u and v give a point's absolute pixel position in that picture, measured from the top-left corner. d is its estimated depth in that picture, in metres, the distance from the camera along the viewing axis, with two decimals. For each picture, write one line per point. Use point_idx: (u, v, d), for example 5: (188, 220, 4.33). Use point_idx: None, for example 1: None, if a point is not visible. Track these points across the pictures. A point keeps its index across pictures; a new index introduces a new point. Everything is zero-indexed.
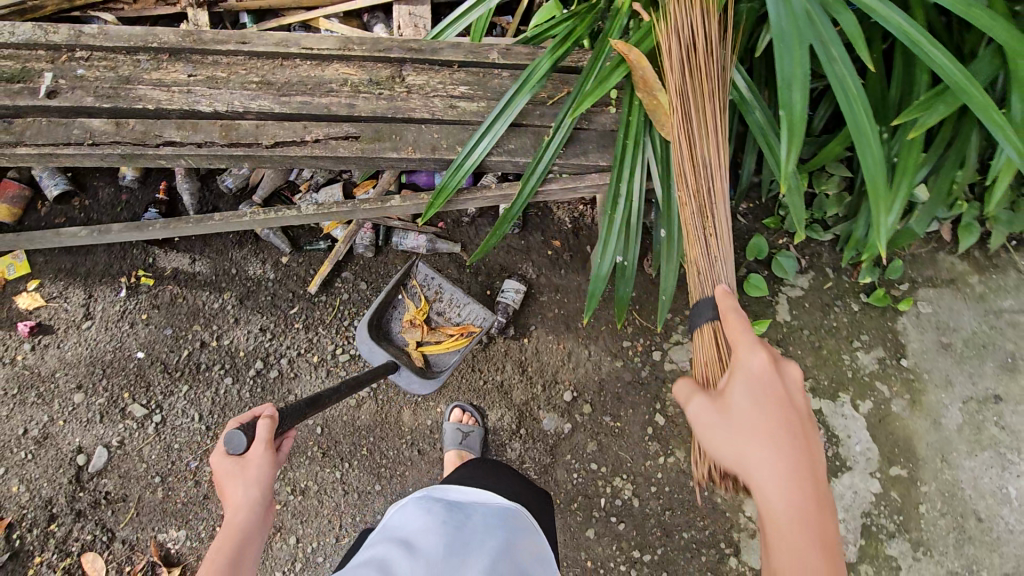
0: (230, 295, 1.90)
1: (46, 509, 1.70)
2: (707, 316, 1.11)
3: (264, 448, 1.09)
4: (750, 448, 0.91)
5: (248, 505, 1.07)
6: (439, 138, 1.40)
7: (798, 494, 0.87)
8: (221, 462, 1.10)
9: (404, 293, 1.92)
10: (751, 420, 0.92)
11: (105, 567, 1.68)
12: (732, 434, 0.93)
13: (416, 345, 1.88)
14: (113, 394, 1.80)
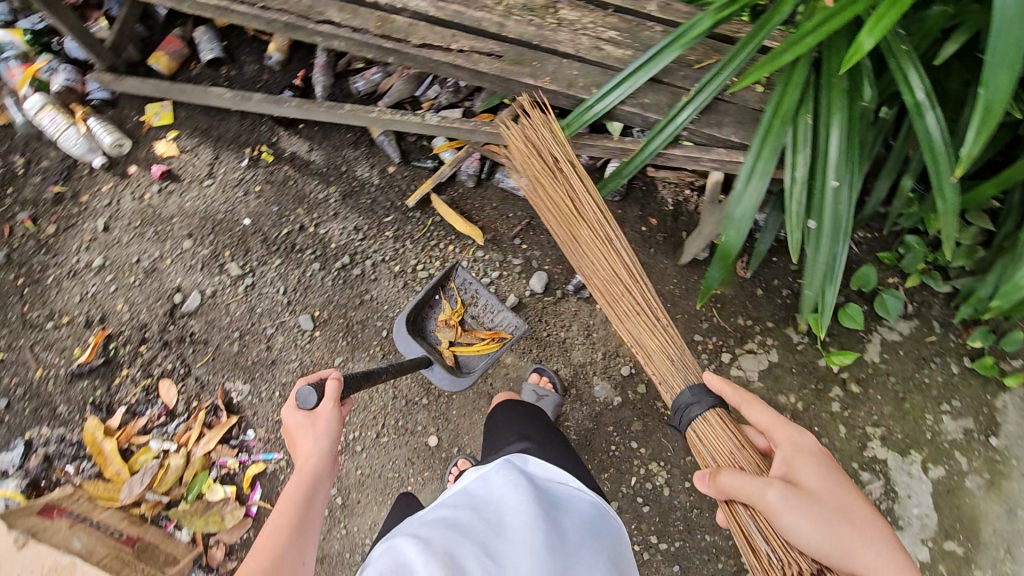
0: (336, 189, 2.00)
1: (140, 331, 1.90)
2: (707, 404, 1.17)
3: (333, 405, 1.23)
4: (841, 531, 0.95)
5: (318, 454, 1.19)
6: (577, 75, 1.39)
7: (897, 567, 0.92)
8: (294, 416, 1.24)
9: (442, 294, 1.90)
10: (830, 499, 0.98)
11: (176, 396, 1.85)
12: (824, 521, 0.96)
13: (448, 344, 1.85)
14: (216, 249, 1.96)
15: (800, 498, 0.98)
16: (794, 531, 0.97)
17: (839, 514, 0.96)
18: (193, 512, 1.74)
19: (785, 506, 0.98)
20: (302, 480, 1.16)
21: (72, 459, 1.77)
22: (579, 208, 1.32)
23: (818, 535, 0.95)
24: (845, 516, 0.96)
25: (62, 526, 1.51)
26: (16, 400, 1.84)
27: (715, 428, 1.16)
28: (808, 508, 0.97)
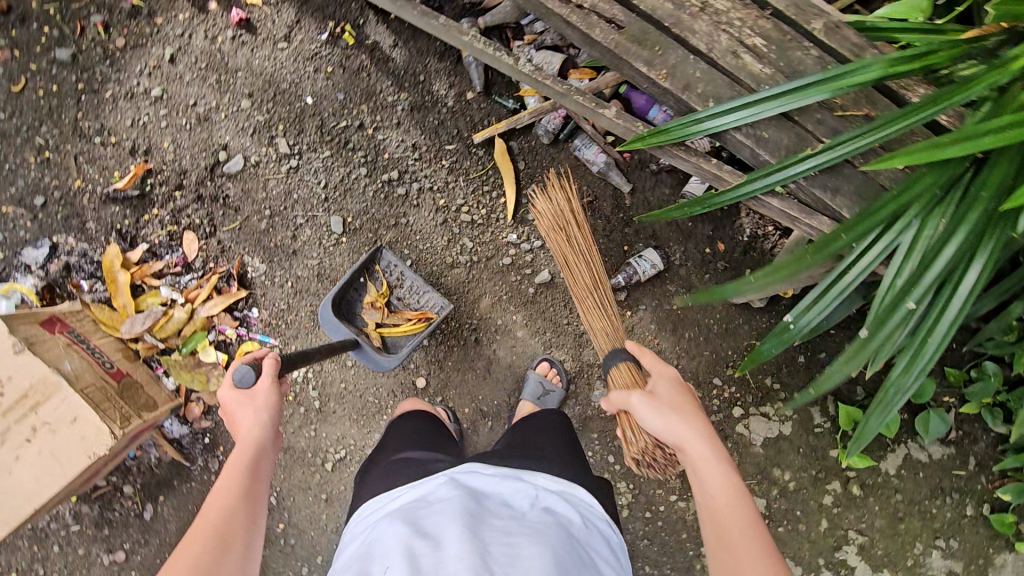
0: (407, 97, 1.87)
1: (178, 177, 1.87)
2: (621, 358, 1.43)
3: (270, 379, 1.29)
4: (671, 419, 1.16)
5: (259, 424, 1.27)
6: (699, 78, 1.17)
7: (711, 446, 1.12)
8: (232, 395, 1.29)
9: (367, 277, 1.79)
10: (674, 400, 1.20)
11: (196, 251, 1.85)
12: (662, 415, 1.18)
13: (375, 326, 1.77)
14: (271, 120, 1.87)
15: (651, 400, 1.21)
16: (646, 422, 1.19)
17: (679, 411, 1.17)
18: (182, 365, 1.78)
19: (643, 407, 1.21)
20: (246, 450, 1.23)
21: (89, 276, 1.83)
22: (570, 235, 1.55)
23: (660, 427, 1.17)
24: (683, 413, 1.17)
25: (60, 342, 1.53)
26: (50, 202, 1.86)
27: (624, 373, 1.41)
28: (652, 407, 1.20)
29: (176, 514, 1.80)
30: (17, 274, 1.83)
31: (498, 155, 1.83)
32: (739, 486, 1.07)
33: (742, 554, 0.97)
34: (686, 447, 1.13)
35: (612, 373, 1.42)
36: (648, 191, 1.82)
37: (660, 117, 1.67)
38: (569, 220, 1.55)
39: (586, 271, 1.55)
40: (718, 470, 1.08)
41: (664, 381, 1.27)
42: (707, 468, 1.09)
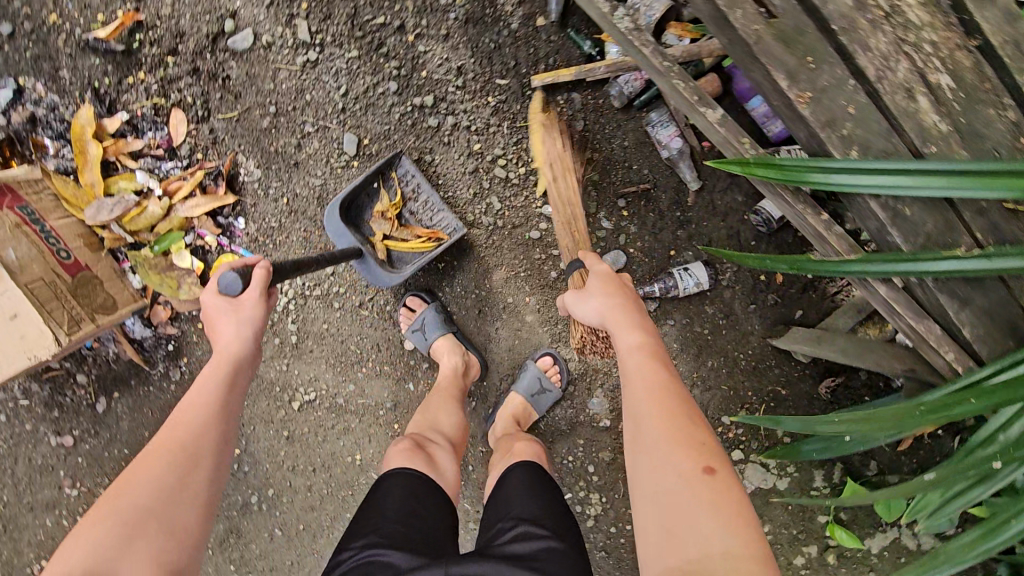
0: (463, 5, 1.51)
1: (173, 40, 1.55)
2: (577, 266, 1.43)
3: (260, 293, 1.07)
4: (596, 306, 1.20)
5: (239, 339, 1.07)
6: (850, 115, 0.87)
7: (626, 322, 1.13)
8: (213, 300, 1.09)
9: (380, 183, 1.57)
10: (599, 287, 1.21)
11: (183, 136, 1.59)
12: (589, 306, 1.21)
13: (382, 238, 1.57)
14: None
15: (580, 293, 1.24)
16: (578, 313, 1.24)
17: (604, 294, 1.19)
18: (152, 266, 1.59)
19: (574, 300, 1.25)
20: (223, 367, 1.06)
21: (56, 137, 1.57)
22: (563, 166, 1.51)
23: (589, 315, 1.21)
24: (607, 296, 1.19)
25: (8, 222, 1.31)
26: (20, 36, 1.56)
27: (577, 281, 1.43)
28: (581, 302, 1.23)
29: (129, 414, 1.70)
30: None
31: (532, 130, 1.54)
32: (647, 345, 1.09)
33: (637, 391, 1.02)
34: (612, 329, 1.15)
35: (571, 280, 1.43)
36: (716, 194, 1.53)
37: (760, 108, 1.42)
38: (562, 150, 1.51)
39: (564, 192, 1.51)
40: (626, 334, 1.12)
41: (594, 274, 1.25)
42: (621, 338, 1.13)
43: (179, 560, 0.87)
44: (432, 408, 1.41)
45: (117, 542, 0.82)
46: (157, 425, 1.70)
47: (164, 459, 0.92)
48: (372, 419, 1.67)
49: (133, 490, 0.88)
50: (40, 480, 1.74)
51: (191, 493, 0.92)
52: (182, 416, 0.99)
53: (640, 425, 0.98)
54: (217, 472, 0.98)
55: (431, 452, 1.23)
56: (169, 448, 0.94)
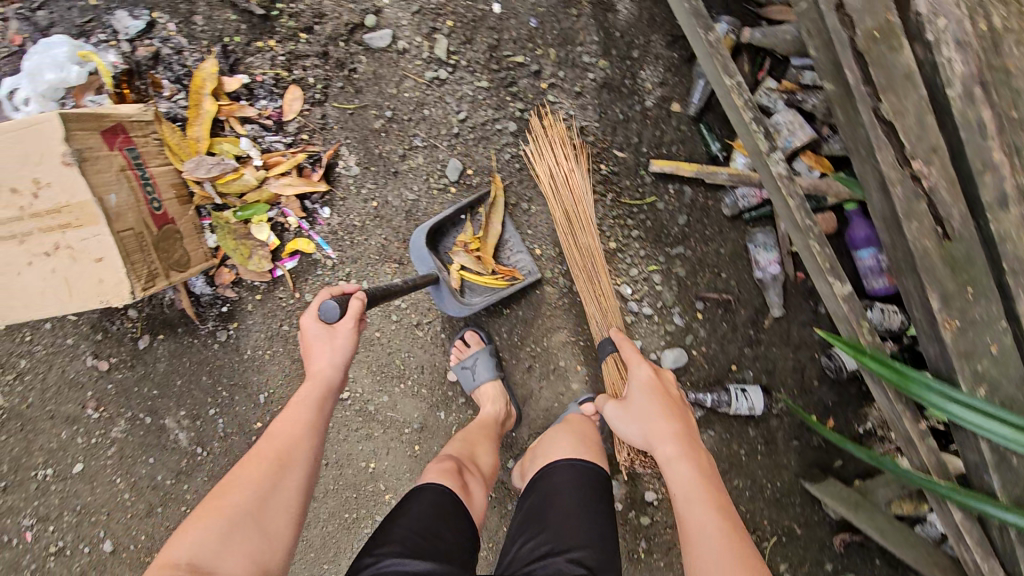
0: (604, 68, 1.48)
1: (313, 19, 1.54)
2: (609, 349, 1.45)
3: (353, 324, 1.09)
4: (637, 419, 1.20)
5: (331, 367, 1.08)
6: (989, 352, 0.86)
7: (667, 423, 1.15)
8: (311, 324, 1.10)
9: (467, 215, 1.57)
10: (644, 407, 1.20)
11: (295, 114, 1.58)
12: (631, 415, 1.22)
13: (458, 267, 1.53)
14: (443, 9, 1.51)
15: (620, 407, 1.26)
16: (625, 432, 1.24)
17: (655, 416, 1.17)
18: (231, 231, 1.59)
19: (616, 416, 1.26)
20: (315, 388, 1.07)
21: (174, 81, 1.55)
22: (577, 212, 1.45)
23: (635, 433, 1.20)
24: (660, 419, 1.16)
25: (115, 165, 1.32)
26: None
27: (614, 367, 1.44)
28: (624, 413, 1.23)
29: (168, 358, 1.73)
30: (101, 36, 1.54)
31: (493, 204, 1.54)
32: (684, 444, 1.11)
33: (675, 485, 1.05)
34: (654, 445, 1.14)
35: (603, 365, 1.46)
36: (795, 325, 1.51)
37: (867, 261, 1.36)
38: (559, 178, 1.45)
39: (582, 240, 1.45)
40: (664, 431, 1.14)
41: (635, 381, 1.26)
42: (671, 466, 1.09)
43: (270, 565, 0.88)
44: (471, 440, 1.39)
45: (217, 542, 0.83)
46: (192, 375, 1.73)
47: (262, 464, 0.95)
48: (396, 434, 1.68)
49: (231, 493, 0.90)
50: (67, 393, 1.78)
51: (284, 498, 0.94)
52: (280, 426, 1.01)
53: (694, 538, 0.96)
54: (305, 483, 0.98)
55: (467, 478, 1.22)
56: (264, 455, 0.96)
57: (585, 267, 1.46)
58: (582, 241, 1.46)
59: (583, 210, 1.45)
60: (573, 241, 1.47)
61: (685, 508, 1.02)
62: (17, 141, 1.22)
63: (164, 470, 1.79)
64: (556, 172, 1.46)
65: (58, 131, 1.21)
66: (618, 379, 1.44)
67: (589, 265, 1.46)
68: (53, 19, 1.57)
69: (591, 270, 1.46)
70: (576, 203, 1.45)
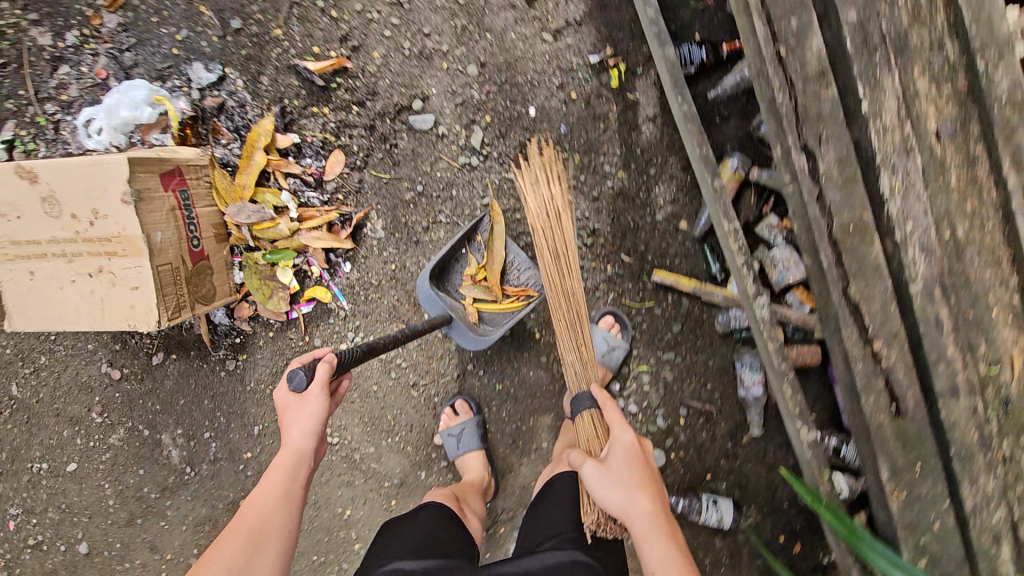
0: (622, 179, 1.60)
1: (366, 94, 1.70)
2: (587, 405, 1.23)
3: (322, 391, 1.15)
4: (617, 489, 1.13)
5: (304, 437, 1.15)
6: (933, 529, 0.99)
7: (646, 498, 1.14)
8: (286, 397, 1.19)
9: (466, 247, 1.63)
10: (627, 475, 1.15)
11: (335, 175, 1.72)
12: (612, 484, 1.14)
13: (472, 302, 1.61)
14: (483, 103, 1.65)
15: (599, 470, 1.14)
16: (601, 497, 1.13)
17: (637, 487, 1.14)
18: (258, 271, 1.71)
19: (593, 479, 1.14)
20: (290, 459, 1.15)
21: (233, 130, 1.71)
22: (568, 256, 1.25)
23: (614, 503, 1.13)
24: (642, 490, 1.14)
25: (166, 205, 1.45)
26: (243, 34, 1.72)
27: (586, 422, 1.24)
28: (603, 479, 1.14)
29: (176, 377, 1.83)
30: (176, 82, 1.73)
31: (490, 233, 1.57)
32: (660, 519, 1.14)
33: (653, 565, 1.09)
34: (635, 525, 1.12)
35: (575, 418, 1.25)
36: (771, 447, 1.57)
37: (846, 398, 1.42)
38: (550, 212, 1.23)
39: (570, 288, 1.26)
40: (643, 507, 1.12)
41: (619, 448, 1.18)
42: (647, 544, 1.11)
43: None
44: (463, 490, 1.52)
45: None
46: (195, 398, 1.82)
47: (237, 542, 1.02)
48: (376, 486, 1.74)
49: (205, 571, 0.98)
50: (76, 395, 1.88)
51: (262, 569, 1.02)
52: (254, 502, 1.09)
53: None
54: (280, 555, 1.06)
55: (463, 507, 1.42)
56: (238, 533, 1.03)
57: (569, 314, 1.27)
58: (570, 289, 1.26)
59: (571, 253, 1.25)
60: (560, 289, 1.26)
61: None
62: (86, 176, 1.35)
63: (150, 483, 1.86)
64: (547, 207, 1.23)
65: (121, 173, 1.33)
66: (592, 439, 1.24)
67: (574, 313, 1.27)
68: (138, 60, 1.76)
69: (575, 321, 1.27)
70: (564, 242, 1.25)
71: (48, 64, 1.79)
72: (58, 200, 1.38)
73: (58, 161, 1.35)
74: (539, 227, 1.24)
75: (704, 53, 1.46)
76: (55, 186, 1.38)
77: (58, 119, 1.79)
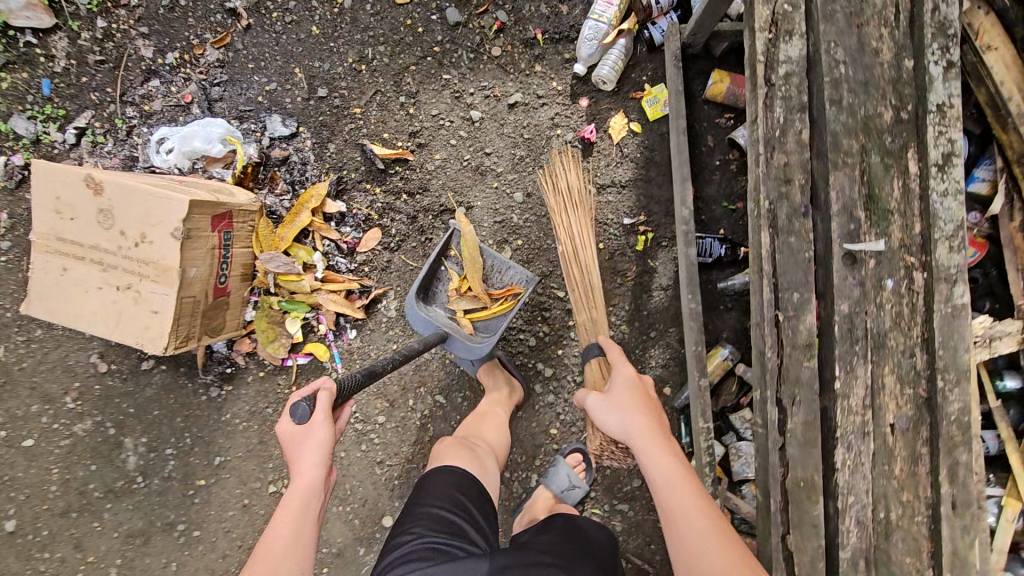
0: (623, 332, 1.74)
1: (419, 187, 1.85)
2: (595, 353, 1.52)
3: (326, 418, 1.19)
4: (616, 414, 1.30)
5: (311, 468, 1.18)
6: None
7: (642, 419, 1.26)
8: (288, 431, 1.21)
9: (444, 262, 1.70)
10: (626, 401, 1.30)
11: (367, 250, 1.84)
12: (612, 411, 1.31)
13: (464, 313, 1.67)
14: (519, 228, 1.81)
15: (602, 399, 1.33)
16: (603, 421, 1.32)
17: (636, 412, 1.27)
18: (268, 315, 1.80)
19: (596, 408, 1.33)
20: (298, 496, 1.16)
21: (289, 183, 1.84)
22: (581, 235, 1.61)
23: (613, 424, 1.29)
24: (640, 415, 1.27)
25: (208, 244, 1.55)
26: (326, 102, 1.89)
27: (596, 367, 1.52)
28: (605, 408, 1.32)
29: (158, 387, 1.88)
30: (252, 125, 1.88)
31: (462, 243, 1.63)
32: (660, 437, 1.23)
33: (654, 478, 1.16)
34: (634, 442, 1.24)
35: (584, 365, 1.54)
36: None
37: None
38: (570, 200, 1.62)
39: (584, 259, 1.60)
40: (638, 427, 1.25)
41: (620, 379, 1.36)
42: (647, 460, 1.20)
43: None
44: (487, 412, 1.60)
45: None
46: (169, 413, 1.87)
47: None
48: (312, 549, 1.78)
49: None
50: (58, 375, 1.91)
51: None
52: (266, 545, 1.09)
53: (682, 529, 1.07)
54: None
55: (475, 451, 1.41)
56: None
57: (580, 279, 1.60)
58: (581, 260, 1.60)
59: (584, 232, 1.61)
60: (579, 265, 1.61)
61: (662, 487, 1.15)
62: (147, 203, 1.46)
63: (97, 482, 1.88)
64: (564, 188, 1.63)
65: (180, 211, 1.43)
66: (600, 378, 1.51)
67: (586, 280, 1.60)
68: (223, 96, 1.91)
69: (587, 284, 1.60)
70: (579, 214, 1.61)
71: (140, 74, 1.93)
72: (113, 216, 1.48)
73: (125, 183, 1.45)
74: (559, 202, 1.64)
75: (724, 250, 1.65)
76: (115, 203, 1.47)
77: (134, 125, 1.92)
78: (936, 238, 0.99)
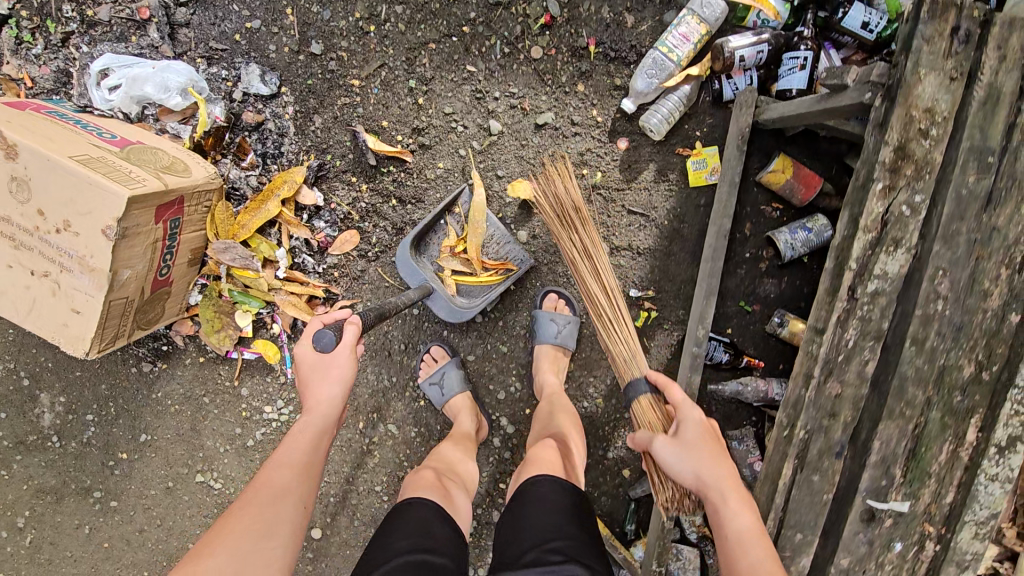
0: (597, 406, 1.64)
1: (412, 195, 1.58)
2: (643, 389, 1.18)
3: (349, 349, 1.11)
4: (686, 457, 1.02)
5: (327, 402, 1.10)
6: None
7: (722, 466, 0.99)
8: (306, 352, 1.13)
9: (447, 217, 1.55)
10: (695, 441, 1.03)
11: (338, 254, 1.60)
12: (681, 453, 1.03)
13: (450, 274, 1.54)
14: None
15: (667, 439, 1.05)
16: (671, 467, 1.03)
17: (712, 462, 1.00)
18: (216, 304, 1.58)
19: (663, 449, 1.04)
20: (309, 429, 1.07)
21: (260, 155, 1.54)
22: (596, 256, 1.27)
23: (687, 472, 1.01)
24: (719, 465, 1.00)
25: (150, 238, 1.28)
26: (318, 62, 1.53)
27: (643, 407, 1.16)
28: (670, 448, 1.04)
29: None
30: (221, 71, 1.53)
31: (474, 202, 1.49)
32: (744, 491, 0.97)
33: (735, 541, 0.91)
34: (712, 497, 0.97)
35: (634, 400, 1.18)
36: None
37: None
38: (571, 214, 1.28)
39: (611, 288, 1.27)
40: (720, 476, 0.98)
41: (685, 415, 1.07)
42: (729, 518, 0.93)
43: None
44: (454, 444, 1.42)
45: None
46: (93, 377, 1.70)
47: (245, 525, 0.91)
48: None
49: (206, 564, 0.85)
50: None
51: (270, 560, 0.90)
52: (265, 480, 0.99)
53: None
54: (292, 540, 0.95)
55: (447, 484, 1.24)
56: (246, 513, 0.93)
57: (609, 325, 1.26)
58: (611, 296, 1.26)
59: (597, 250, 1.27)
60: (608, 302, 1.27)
61: (737, 552, 0.90)
62: (73, 186, 1.17)
63: (7, 431, 1.73)
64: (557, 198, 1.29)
65: (116, 207, 1.16)
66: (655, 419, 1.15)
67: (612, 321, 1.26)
68: (191, 22, 1.53)
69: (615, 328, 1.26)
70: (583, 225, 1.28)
71: None
72: (27, 188, 1.19)
73: (45, 153, 1.15)
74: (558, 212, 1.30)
75: (727, 356, 1.51)
76: (31, 172, 1.18)
77: (70, 31, 1.52)
78: (965, 520, 0.90)
